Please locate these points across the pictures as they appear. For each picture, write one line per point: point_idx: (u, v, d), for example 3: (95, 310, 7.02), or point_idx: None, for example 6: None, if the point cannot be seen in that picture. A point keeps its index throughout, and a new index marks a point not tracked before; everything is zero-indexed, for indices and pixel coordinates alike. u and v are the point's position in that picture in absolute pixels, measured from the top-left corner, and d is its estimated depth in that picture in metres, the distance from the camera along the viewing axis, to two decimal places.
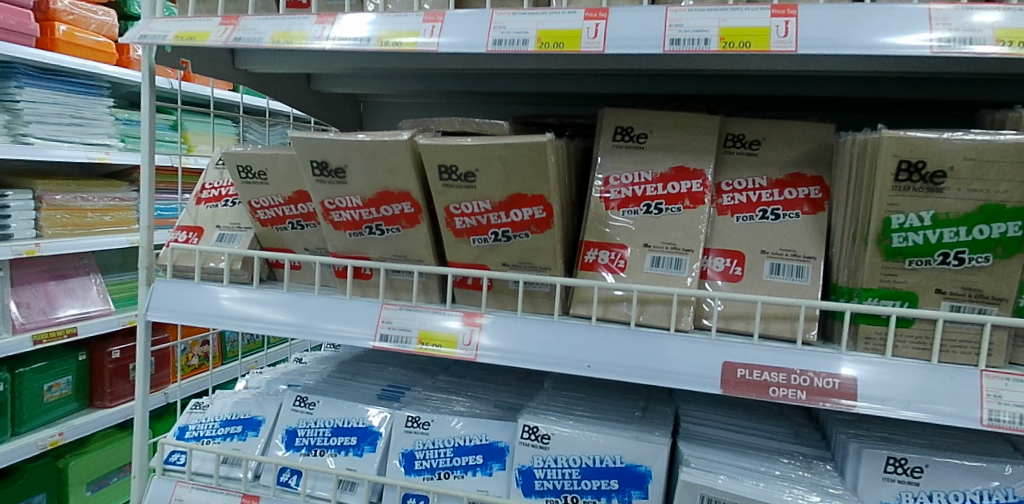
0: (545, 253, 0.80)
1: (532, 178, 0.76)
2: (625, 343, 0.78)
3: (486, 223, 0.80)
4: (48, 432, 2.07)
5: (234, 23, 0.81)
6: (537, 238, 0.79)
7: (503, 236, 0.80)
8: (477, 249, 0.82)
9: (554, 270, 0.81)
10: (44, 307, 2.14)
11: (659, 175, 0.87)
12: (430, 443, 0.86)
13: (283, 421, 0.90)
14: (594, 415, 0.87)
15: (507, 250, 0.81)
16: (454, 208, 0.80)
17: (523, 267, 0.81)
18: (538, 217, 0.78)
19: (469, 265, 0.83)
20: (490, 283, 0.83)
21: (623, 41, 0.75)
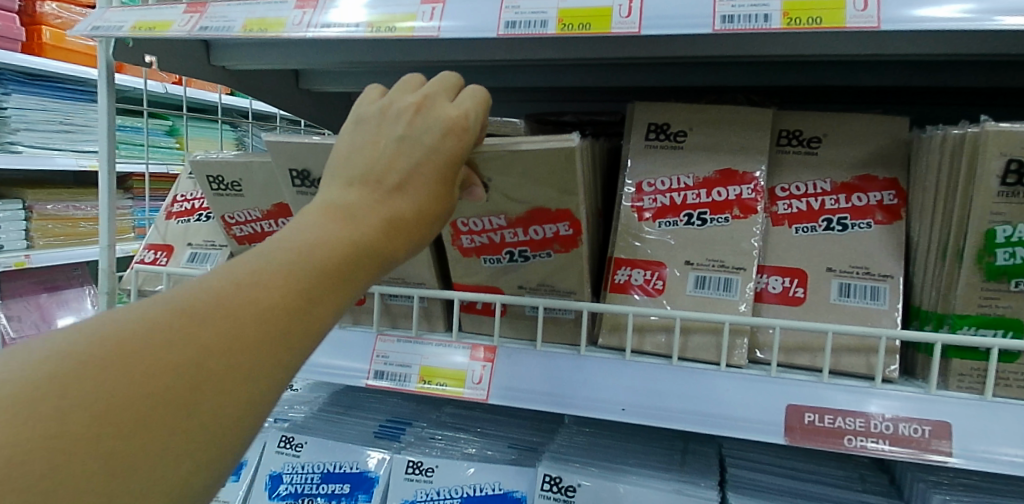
0: (569, 276, 0.67)
1: (555, 190, 0.63)
2: (664, 383, 0.65)
3: (500, 240, 0.68)
4: None
5: (201, 10, 0.71)
6: (559, 257, 0.67)
7: (520, 255, 0.68)
8: (489, 269, 0.70)
9: (579, 295, 0.68)
10: (36, 321, 2.08)
11: (703, 179, 0.74)
12: (434, 493, 0.72)
13: (263, 466, 0.77)
14: (626, 461, 0.74)
15: (525, 271, 0.69)
16: (461, 224, 0.68)
17: (544, 291, 0.69)
18: (563, 234, 0.66)
19: (478, 287, 0.71)
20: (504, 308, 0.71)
21: (661, 20, 0.62)
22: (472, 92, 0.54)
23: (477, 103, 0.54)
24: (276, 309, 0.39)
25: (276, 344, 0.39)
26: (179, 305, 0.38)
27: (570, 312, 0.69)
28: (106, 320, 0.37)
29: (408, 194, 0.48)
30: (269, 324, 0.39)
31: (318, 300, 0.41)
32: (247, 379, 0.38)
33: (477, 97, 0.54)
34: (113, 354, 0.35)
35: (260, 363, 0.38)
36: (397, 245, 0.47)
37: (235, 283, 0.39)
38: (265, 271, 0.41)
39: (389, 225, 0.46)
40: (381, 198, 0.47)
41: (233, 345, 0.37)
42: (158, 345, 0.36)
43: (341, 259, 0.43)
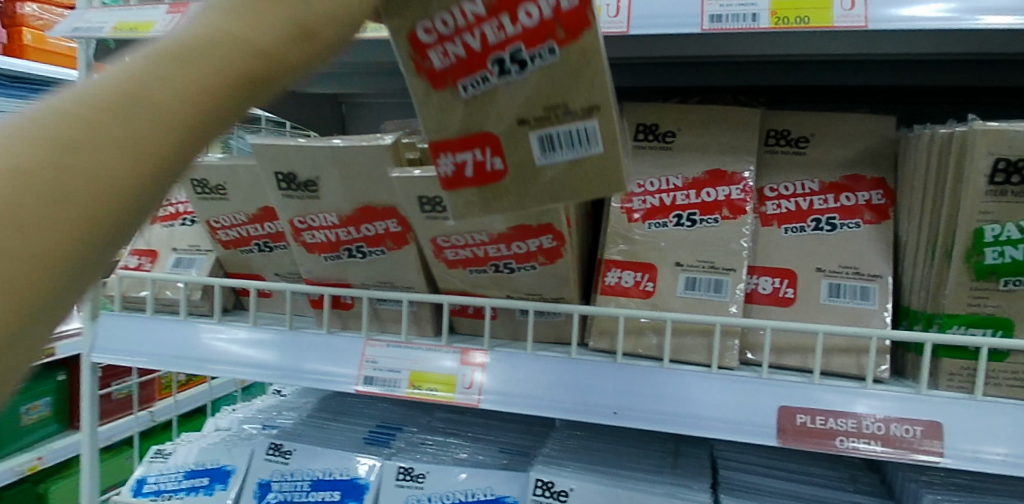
0: (587, 84, 0.48)
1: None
2: (655, 385, 0.65)
3: (481, 43, 0.47)
4: (27, 457, 1.73)
5: (184, 9, 0.69)
6: (565, 52, 0.47)
7: (513, 63, 0.47)
8: (470, 102, 0.50)
9: (603, 113, 0.48)
10: None
11: (691, 180, 0.73)
12: (425, 499, 0.71)
13: (251, 474, 0.74)
14: (618, 465, 0.73)
15: (527, 93, 0.49)
16: (424, 31, 0.48)
17: (555, 119, 0.49)
18: (563, 7, 0.46)
19: (465, 141, 0.52)
20: (506, 165, 0.51)
21: (651, 19, 0.62)
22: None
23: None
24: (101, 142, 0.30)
25: (70, 215, 0.29)
26: None
27: (599, 143, 0.49)
28: None
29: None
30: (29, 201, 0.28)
31: (165, 125, 0.31)
32: (71, 223, 0.29)
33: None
34: None
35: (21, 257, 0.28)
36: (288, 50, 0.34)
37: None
38: (51, 124, 0.30)
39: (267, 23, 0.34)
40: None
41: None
42: None
43: (198, 65, 0.32)
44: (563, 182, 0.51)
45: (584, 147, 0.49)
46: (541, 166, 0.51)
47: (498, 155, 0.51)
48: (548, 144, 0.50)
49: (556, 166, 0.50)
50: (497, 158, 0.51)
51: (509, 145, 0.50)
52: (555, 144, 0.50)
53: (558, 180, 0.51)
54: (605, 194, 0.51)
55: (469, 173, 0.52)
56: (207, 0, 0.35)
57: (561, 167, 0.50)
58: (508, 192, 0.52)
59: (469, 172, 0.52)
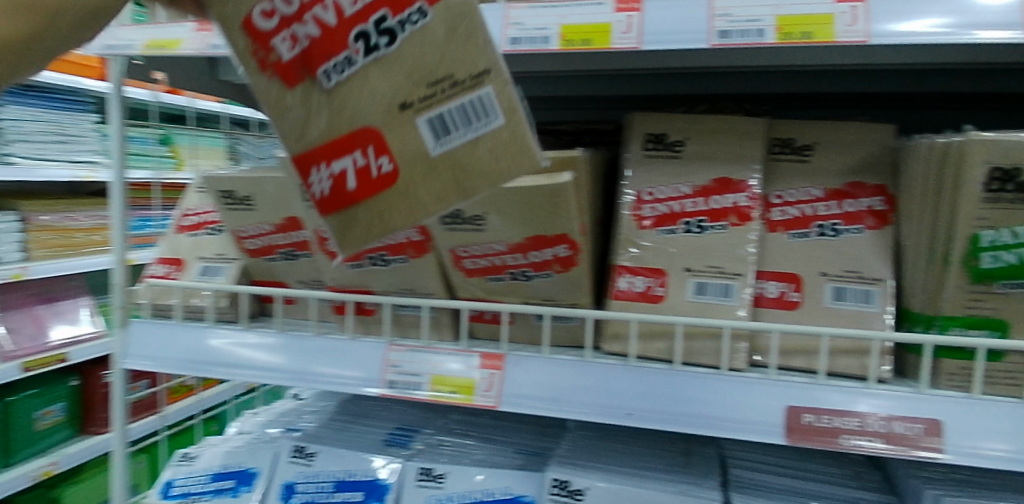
0: (468, 50, 0.49)
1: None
2: (667, 387, 0.68)
3: (337, 18, 0.48)
4: (41, 461, 1.75)
5: (210, 27, 0.71)
6: (435, 13, 0.49)
7: (379, 37, 0.49)
8: (338, 91, 0.50)
9: (493, 78, 0.49)
10: (34, 333, 1.83)
11: (700, 188, 0.76)
12: (445, 499, 0.74)
13: (276, 476, 0.77)
14: (632, 465, 0.76)
15: (404, 73, 0.50)
16: (268, 19, 0.49)
17: (440, 95, 0.50)
18: None
19: (338, 147, 0.51)
20: (394, 161, 0.51)
21: (663, 35, 0.64)
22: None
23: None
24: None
25: None
26: None
27: (497, 111, 0.50)
28: None
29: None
30: None
31: None
32: None
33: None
34: None
35: None
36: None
37: None
38: None
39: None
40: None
41: None
42: None
43: None
44: (463, 163, 0.51)
45: (481, 121, 0.50)
46: (435, 155, 0.51)
47: (383, 154, 0.51)
48: (439, 128, 0.50)
49: (453, 148, 0.51)
50: (384, 157, 0.51)
51: (393, 131, 0.50)
52: (448, 125, 0.50)
53: (456, 163, 0.51)
54: (521, 170, 0.50)
55: (352, 184, 0.51)
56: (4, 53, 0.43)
57: (457, 149, 0.51)
58: (403, 191, 0.51)
59: (351, 181, 0.51)
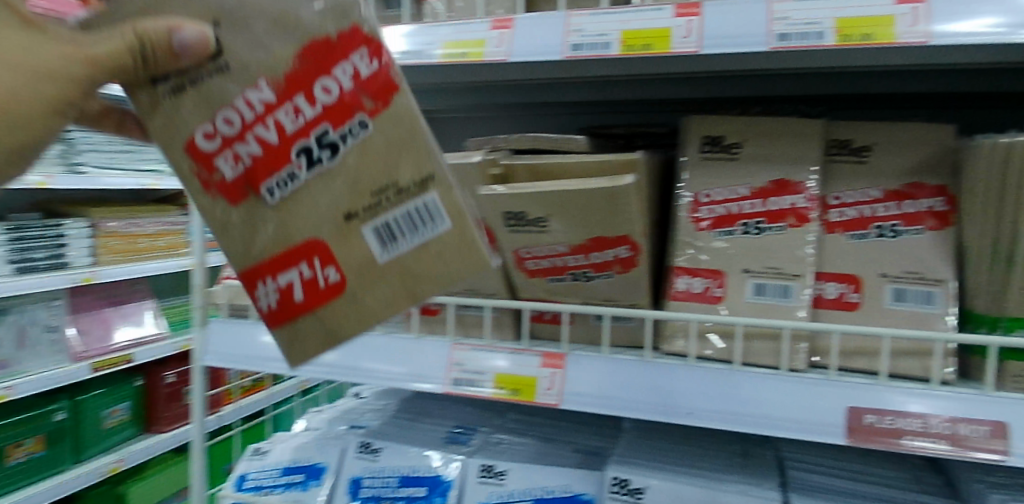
0: (412, 156, 0.48)
1: (336, 12, 0.47)
2: (729, 386, 0.68)
3: (278, 136, 0.47)
4: (109, 458, 1.84)
5: None
6: (377, 123, 0.47)
7: (322, 149, 0.47)
8: (279, 207, 0.48)
9: (438, 183, 0.49)
10: (102, 335, 1.90)
11: (759, 189, 0.76)
12: (507, 495, 0.75)
13: (344, 470, 0.79)
14: (690, 465, 0.76)
15: (348, 184, 0.48)
16: (204, 139, 0.47)
17: (386, 203, 0.48)
18: (362, 74, 0.47)
19: (284, 262, 0.49)
20: (342, 271, 0.49)
21: (721, 39, 0.65)
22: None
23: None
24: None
25: None
26: None
27: (443, 216, 0.49)
28: None
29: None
30: None
31: None
32: None
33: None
34: None
35: None
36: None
37: None
38: None
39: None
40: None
41: None
42: None
43: None
44: (413, 269, 0.50)
45: (429, 226, 0.49)
46: (383, 263, 0.50)
47: (329, 265, 0.49)
48: (387, 235, 0.49)
49: (402, 256, 0.50)
50: (330, 268, 0.49)
51: (340, 241, 0.49)
52: (395, 232, 0.49)
53: (406, 270, 0.50)
54: (472, 273, 0.50)
55: (299, 296, 0.50)
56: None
57: (405, 256, 0.50)
58: (352, 300, 0.50)
59: (298, 293, 0.50)
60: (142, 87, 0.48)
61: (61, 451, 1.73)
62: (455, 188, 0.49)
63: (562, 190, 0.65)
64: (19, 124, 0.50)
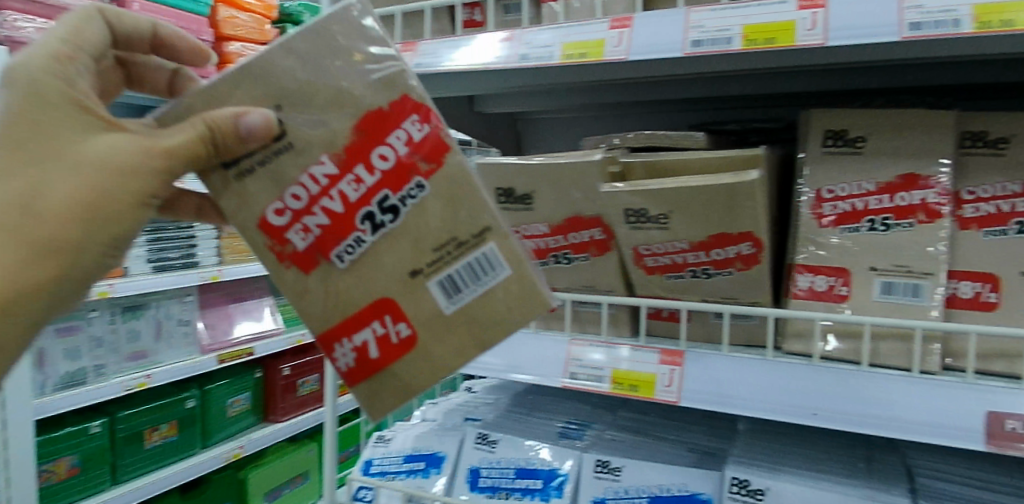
0: (466, 211, 0.52)
1: (385, 85, 0.51)
2: (856, 388, 0.65)
3: (345, 204, 0.51)
4: (232, 445, 1.99)
5: (413, 48, 0.82)
6: (432, 184, 0.52)
7: (384, 214, 0.52)
8: (350, 271, 0.53)
9: (494, 233, 0.53)
10: (228, 329, 2.05)
11: (885, 184, 0.73)
12: (623, 491, 0.77)
13: (463, 460, 0.83)
14: (813, 468, 0.75)
15: (411, 243, 0.52)
16: (279, 214, 0.52)
17: (447, 258, 0.52)
18: (415, 139, 0.51)
19: (357, 320, 0.53)
20: (412, 325, 0.53)
21: (849, 30, 0.63)
22: (10, 79, 0.47)
23: (54, 99, 0.47)
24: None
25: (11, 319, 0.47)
26: None
27: (500, 263, 0.53)
28: None
29: (35, 188, 0.46)
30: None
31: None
32: None
33: (37, 76, 0.47)
34: None
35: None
36: (42, 236, 0.47)
37: None
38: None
39: (37, 220, 0.46)
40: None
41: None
42: None
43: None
44: (476, 315, 0.53)
45: (489, 275, 0.53)
46: (450, 313, 0.53)
47: (399, 320, 0.53)
48: (450, 287, 0.53)
49: (466, 304, 0.53)
50: (401, 323, 0.53)
51: (405, 297, 0.53)
52: (458, 283, 0.53)
53: (471, 317, 0.53)
54: (532, 313, 0.53)
55: (374, 352, 0.54)
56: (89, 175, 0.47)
57: (469, 304, 0.53)
58: (423, 350, 0.54)
59: (374, 349, 0.54)
60: (212, 169, 0.52)
61: (190, 435, 1.89)
62: (512, 236, 0.53)
63: (685, 186, 0.65)
64: (111, 221, 0.48)
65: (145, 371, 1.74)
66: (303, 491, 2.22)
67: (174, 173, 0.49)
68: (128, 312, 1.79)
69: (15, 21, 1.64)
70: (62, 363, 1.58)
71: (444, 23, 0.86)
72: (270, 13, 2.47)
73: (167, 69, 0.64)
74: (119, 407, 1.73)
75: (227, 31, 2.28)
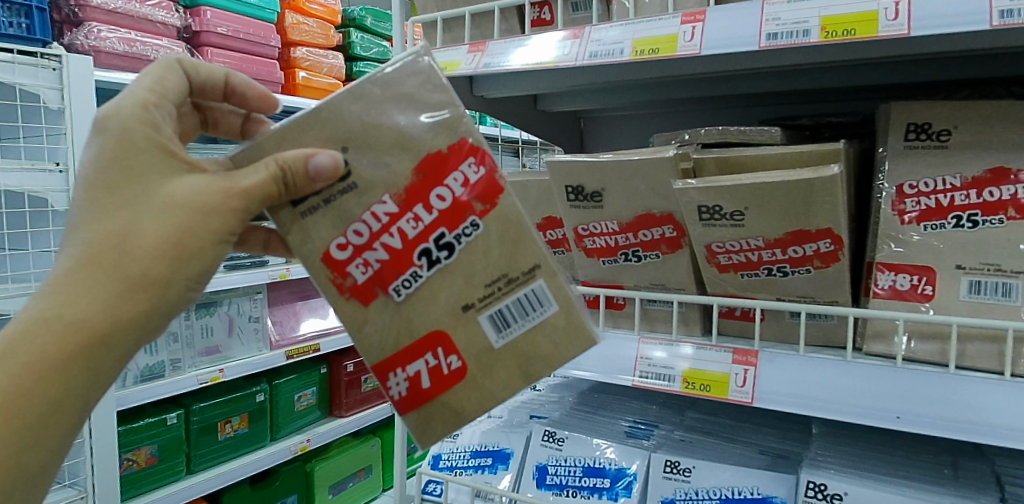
0: (519, 249, 0.52)
1: (444, 128, 0.51)
2: (943, 392, 0.62)
3: (404, 241, 0.51)
4: (298, 438, 2.05)
5: (481, 48, 0.83)
6: (486, 223, 0.51)
7: (440, 250, 0.52)
8: (406, 304, 0.52)
9: (544, 271, 0.52)
10: (294, 325, 2.12)
11: (971, 179, 0.68)
12: (692, 493, 0.76)
13: (530, 457, 0.84)
14: (894, 473, 0.72)
15: (465, 278, 0.52)
16: (340, 249, 0.52)
17: (498, 293, 0.52)
18: (471, 181, 0.51)
19: (410, 352, 0.53)
20: (462, 357, 0.53)
21: (933, 19, 0.59)
22: (100, 126, 0.48)
23: (142, 144, 0.48)
24: (14, 386, 0.44)
25: (111, 349, 0.47)
26: (62, 334, 0.45)
27: (549, 300, 0.53)
28: (35, 346, 0.45)
29: (127, 228, 0.47)
30: (73, 349, 0.46)
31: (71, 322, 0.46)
32: (57, 352, 0.45)
33: (127, 122, 0.48)
34: (43, 361, 0.45)
35: (75, 377, 0.46)
36: (134, 273, 0.47)
37: (34, 326, 0.45)
38: (71, 322, 0.46)
39: (129, 258, 0.47)
40: (89, 251, 0.46)
41: (67, 372, 0.46)
42: (33, 361, 0.45)
43: (90, 285, 0.46)
44: (524, 350, 0.53)
45: (537, 310, 0.53)
46: (499, 347, 0.53)
47: (451, 353, 0.53)
48: (500, 322, 0.52)
49: (515, 339, 0.53)
50: (453, 356, 0.53)
51: (458, 331, 0.52)
52: (507, 318, 0.52)
53: (519, 352, 0.53)
54: (579, 348, 0.53)
55: (426, 382, 0.53)
56: (176, 212, 0.47)
57: (517, 340, 0.53)
58: (473, 383, 0.53)
59: (426, 380, 0.53)
60: (282, 206, 0.51)
61: (259, 428, 1.96)
62: (560, 274, 0.53)
63: (760, 182, 0.64)
64: (199, 255, 0.48)
65: (217, 366, 1.83)
66: (365, 485, 2.27)
67: (251, 211, 0.49)
68: (201, 308, 1.85)
69: (99, 32, 1.73)
70: (142, 357, 1.66)
71: (513, 22, 0.87)
72: (334, 18, 2.54)
73: (240, 113, 0.65)
74: (193, 400, 1.82)
75: (294, 36, 2.36)
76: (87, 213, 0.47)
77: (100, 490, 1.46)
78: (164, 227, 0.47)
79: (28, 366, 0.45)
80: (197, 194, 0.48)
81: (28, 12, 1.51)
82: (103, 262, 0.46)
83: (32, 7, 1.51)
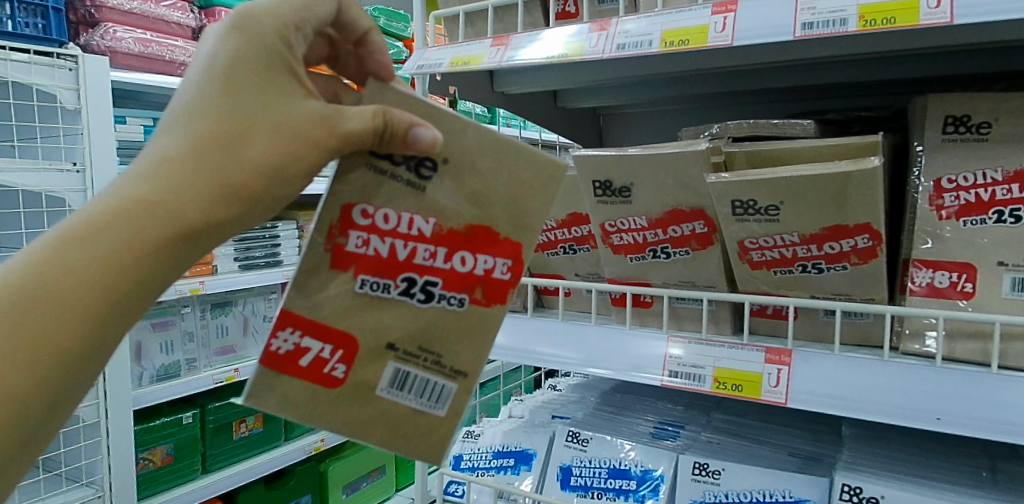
0: (469, 347, 0.48)
1: (521, 223, 0.47)
2: (988, 392, 0.59)
3: (405, 256, 0.46)
4: (312, 438, 2.05)
5: (504, 42, 0.82)
6: (468, 311, 0.47)
7: (421, 292, 0.47)
8: (355, 300, 0.46)
9: (464, 383, 0.48)
10: None
11: (1014, 173, 0.66)
12: (723, 495, 0.74)
13: (553, 458, 0.83)
14: (931, 476, 0.70)
15: (418, 327, 0.47)
16: (361, 215, 0.45)
17: (421, 362, 0.47)
18: (492, 274, 0.47)
19: (316, 330, 0.46)
20: (348, 375, 0.46)
21: (977, 6, 0.56)
22: (239, 25, 0.42)
23: (270, 55, 0.42)
24: (64, 283, 0.39)
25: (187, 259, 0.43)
26: (144, 232, 0.40)
27: (444, 405, 0.48)
28: (111, 240, 0.40)
29: (236, 135, 0.41)
30: (148, 252, 0.41)
31: (152, 221, 0.40)
32: (133, 253, 0.40)
33: (263, 32, 0.43)
34: (117, 260, 0.40)
35: (146, 282, 0.41)
36: (218, 188, 0.41)
37: (113, 214, 0.40)
38: (154, 220, 0.40)
39: (216, 170, 0.41)
40: (189, 147, 0.41)
41: (140, 278, 0.41)
42: (106, 258, 0.40)
43: (181, 184, 0.40)
44: (386, 421, 0.47)
45: (428, 402, 0.48)
46: (375, 395, 0.47)
47: (344, 362, 0.46)
48: (400, 381, 0.47)
49: (394, 404, 0.47)
50: (344, 367, 0.46)
51: (368, 357, 0.46)
52: (408, 386, 0.47)
53: (385, 415, 0.47)
54: (416, 453, 0.48)
55: (301, 362, 0.46)
56: (284, 130, 0.42)
57: (393, 406, 0.47)
58: (331, 403, 0.47)
59: (303, 361, 0.46)
60: (358, 161, 0.45)
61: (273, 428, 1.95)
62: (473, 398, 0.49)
63: (798, 175, 0.62)
64: (295, 181, 0.43)
65: (231, 366, 1.81)
66: (379, 485, 2.26)
67: None
68: (217, 307, 1.86)
69: (115, 32, 1.73)
70: (158, 356, 1.67)
71: (537, 16, 0.86)
72: None
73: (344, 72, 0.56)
74: (208, 400, 1.82)
75: None
76: (194, 106, 0.41)
77: (116, 489, 1.46)
78: (271, 144, 0.42)
79: (88, 263, 0.39)
80: (310, 121, 0.42)
81: (43, 12, 1.51)
82: (186, 166, 0.40)
83: (48, 7, 1.51)
